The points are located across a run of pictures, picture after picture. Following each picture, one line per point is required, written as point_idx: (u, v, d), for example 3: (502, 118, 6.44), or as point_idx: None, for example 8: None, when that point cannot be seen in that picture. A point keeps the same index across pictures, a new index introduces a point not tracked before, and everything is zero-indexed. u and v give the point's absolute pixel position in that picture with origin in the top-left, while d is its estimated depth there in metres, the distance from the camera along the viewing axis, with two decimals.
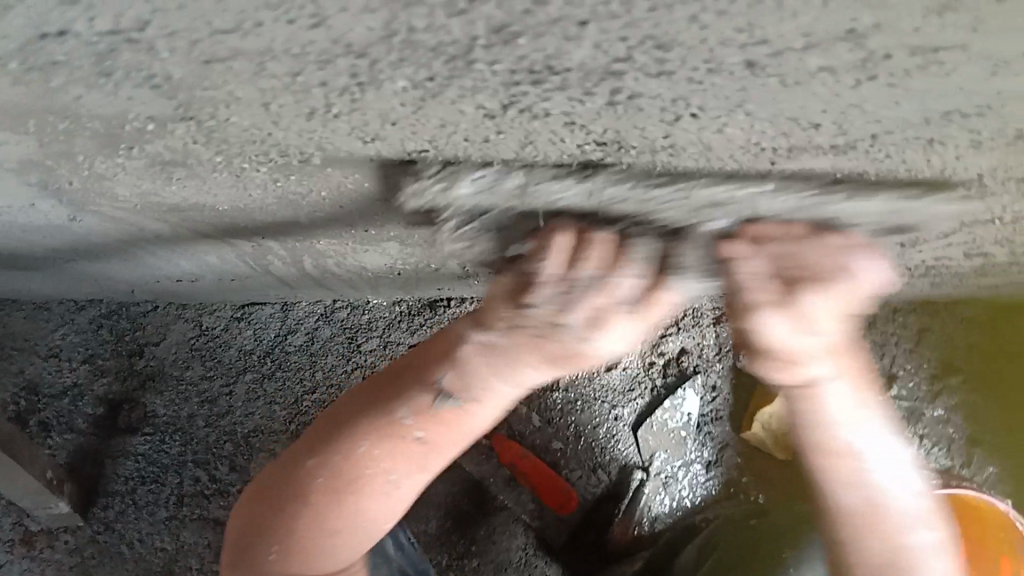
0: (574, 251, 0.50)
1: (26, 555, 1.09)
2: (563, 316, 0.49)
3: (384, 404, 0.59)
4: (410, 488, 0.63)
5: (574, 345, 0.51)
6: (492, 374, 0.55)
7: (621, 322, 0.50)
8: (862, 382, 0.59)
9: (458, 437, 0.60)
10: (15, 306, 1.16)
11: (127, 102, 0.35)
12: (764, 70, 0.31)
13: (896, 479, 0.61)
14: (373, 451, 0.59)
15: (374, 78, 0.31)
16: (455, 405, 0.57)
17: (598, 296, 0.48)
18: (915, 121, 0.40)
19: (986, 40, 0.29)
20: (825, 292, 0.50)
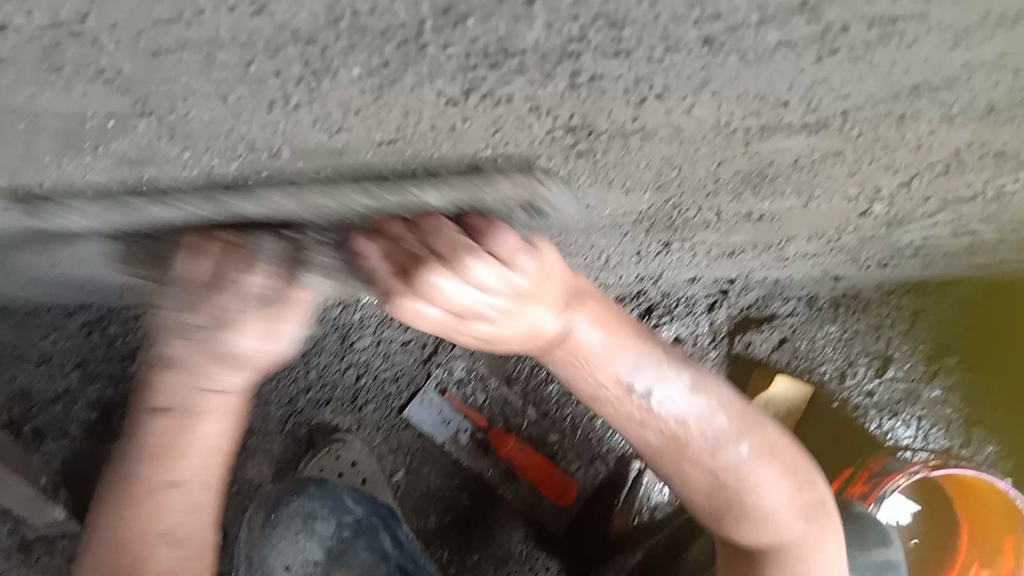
0: (250, 259, 0.55)
1: (25, 562, 1.10)
2: (225, 331, 0.54)
3: (134, 450, 0.59)
4: (184, 514, 0.61)
5: (223, 347, 0.55)
6: (192, 381, 0.57)
7: (252, 328, 0.55)
8: (603, 322, 0.57)
9: (198, 446, 0.60)
10: (6, 312, 1.13)
11: (82, 98, 0.34)
12: (722, 46, 0.31)
13: (679, 401, 0.59)
14: (133, 494, 0.59)
15: (327, 67, 0.31)
16: (179, 419, 0.58)
17: (239, 299, 0.54)
18: (884, 96, 0.40)
19: (943, 8, 0.29)
20: (452, 273, 0.49)
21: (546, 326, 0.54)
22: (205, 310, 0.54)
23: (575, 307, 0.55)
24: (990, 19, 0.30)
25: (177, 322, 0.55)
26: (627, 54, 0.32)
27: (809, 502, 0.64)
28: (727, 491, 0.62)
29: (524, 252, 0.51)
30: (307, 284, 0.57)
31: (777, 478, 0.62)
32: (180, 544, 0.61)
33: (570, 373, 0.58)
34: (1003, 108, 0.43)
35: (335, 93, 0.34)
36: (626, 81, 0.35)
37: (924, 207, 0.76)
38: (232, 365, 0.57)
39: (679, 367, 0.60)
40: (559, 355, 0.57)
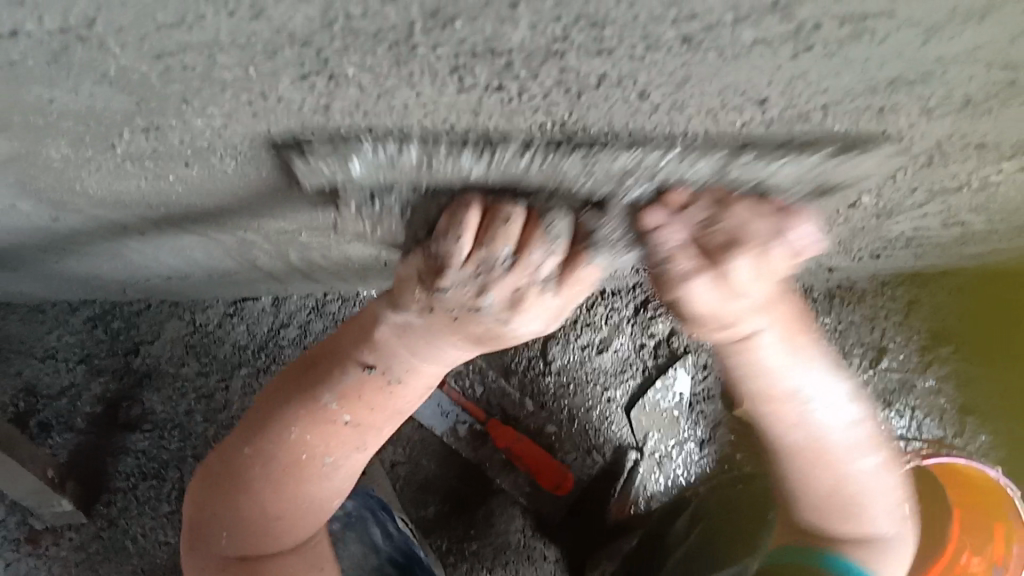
0: (513, 237, 0.47)
1: (32, 553, 1.11)
2: (506, 311, 0.49)
3: (354, 398, 0.57)
4: (350, 454, 0.61)
5: (493, 325, 0.50)
6: (414, 360, 0.55)
7: (536, 308, 0.50)
8: (795, 335, 0.57)
9: (390, 409, 0.59)
10: (10, 308, 1.15)
11: (88, 96, 0.36)
12: (700, 45, 0.32)
13: (833, 409, 0.61)
14: (309, 433, 0.58)
15: (323, 67, 0.32)
16: (381, 382, 0.56)
17: (522, 279, 0.47)
18: (862, 90, 0.41)
19: (909, 8, 0.30)
20: (752, 257, 0.47)
21: (745, 325, 0.53)
22: (498, 292, 0.48)
23: (773, 311, 0.54)
24: (956, 17, 0.32)
25: (441, 301, 0.49)
26: (611, 53, 0.33)
27: (899, 511, 0.68)
28: (836, 494, 0.65)
29: (784, 245, 0.48)
30: (597, 263, 0.50)
31: (886, 478, 0.66)
32: (337, 474, 0.62)
33: (748, 376, 0.58)
34: (979, 102, 0.45)
35: (329, 93, 0.36)
36: (612, 79, 0.36)
37: (912, 198, 0.77)
38: (467, 342, 0.53)
39: (834, 374, 0.61)
40: (744, 357, 0.56)
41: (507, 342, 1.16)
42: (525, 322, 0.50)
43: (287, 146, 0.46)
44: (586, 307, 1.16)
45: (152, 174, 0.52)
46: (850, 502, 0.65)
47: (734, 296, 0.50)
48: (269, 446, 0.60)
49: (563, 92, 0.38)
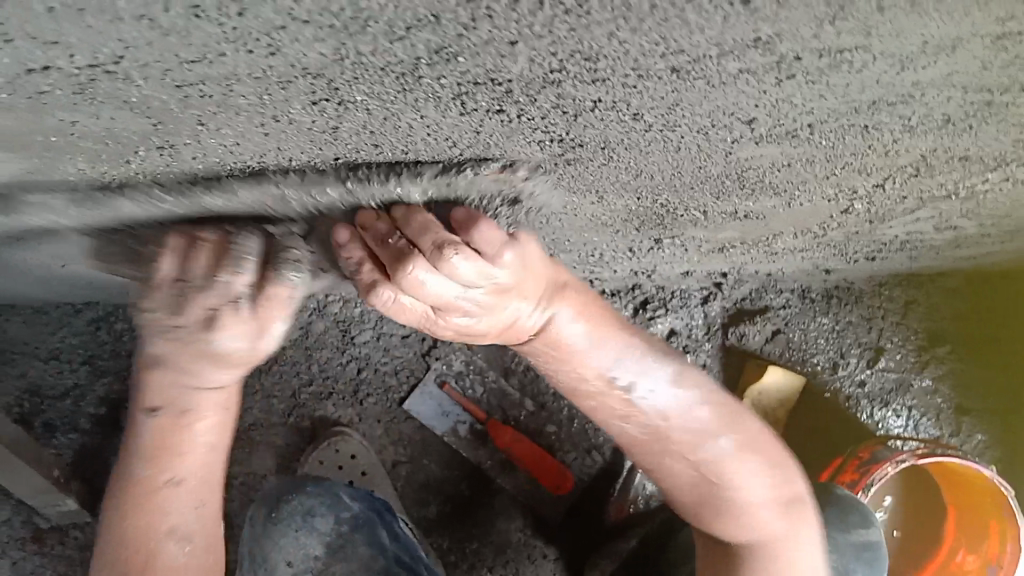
0: (213, 255, 0.52)
1: (38, 551, 1.14)
2: (207, 330, 0.53)
3: (163, 423, 0.62)
4: (184, 509, 0.65)
5: (209, 347, 0.55)
6: (185, 381, 0.59)
7: (238, 326, 0.54)
8: (592, 320, 0.62)
9: (201, 446, 0.64)
10: (14, 311, 1.17)
11: (108, 120, 0.38)
12: (688, 75, 0.34)
13: (658, 393, 0.64)
14: (150, 458, 0.63)
15: (335, 96, 0.35)
16: (171, 409, 0.61)
17: (215, 298, 0.52)
18: (846, 110, 0.43)
19: (882, 42, 0.32)
20: (429, 266, 0.49)
21: (528, 320, 0.59)
22: (191, 312, 0.52)
23: (556, 303, 0.59)
24: (928, 49, 0.34)
25: (154, 323, 0.54)
26: (605, 81, 0.35)
27: (781, 497, 0.69)
28: (702, 486, 0.67)
29: (469, 254, 0.49)
30: (293, 280, 0.55)
31: (745, 466, 0.67)
32: (184, 532, 0.66)
33: (557, 365, 0.63)
34: (960, 120, 0.46)
35: (336, 117, 0.38)
36: (606, 103, 0.38)
37: (904, 205, 0.79)
38: (223, 365, 0.57)
39: (651, 358, 0.64)
40: (550, 347, 0.61)
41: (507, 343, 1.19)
42: (235, 334, 0.54)
43: (293, 160, 0.48)
44: None
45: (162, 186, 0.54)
46: (716, 492, 0.67)
47: (448, 315, 0.55)
48: (128, 487, 0.64)
49: (560, 115, 0.40)
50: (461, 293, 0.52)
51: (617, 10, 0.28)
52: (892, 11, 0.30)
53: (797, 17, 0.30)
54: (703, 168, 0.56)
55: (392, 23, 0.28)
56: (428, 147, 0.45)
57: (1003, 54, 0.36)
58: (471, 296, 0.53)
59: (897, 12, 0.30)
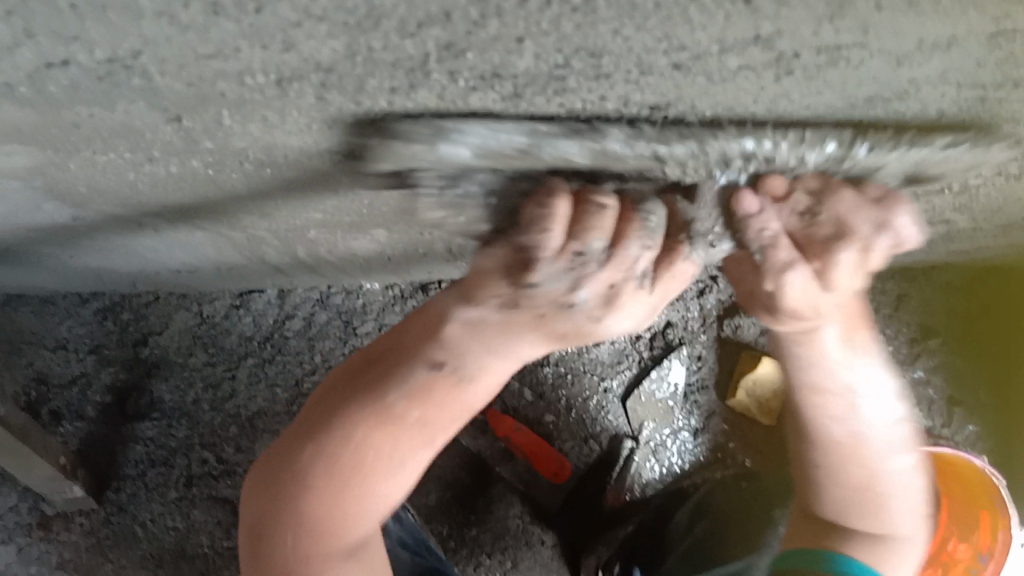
0: (572, 222, 0.48)
1: (45, 538, 1.15)
2: (601, 308, 0.51)
3: (423, 395, 0.56)
4: (410, 456, 0.58)
5: (583, 322, 0.52)
6: (483, 359, 0.55)
7: (630, 301, 0.51)
8: (854, 330, 0.62)
9: (465, 402, 0.58)
10: (23, 300, 1.19)
11: (125, 114, 0.39)
12: (689, 71, 0.35)
13: (880, 402, 0.67)
14: (373, 434, 0.56)
15: (345, 91, 0.36)
16: (451, 382, 0.56)
17: (617, 274, 0.49)
18: (843, 105, 0.44)
19: (879, 39, 0.33)
20: (852, 251, 0.52)
21: (829, 313, 0.58)
22: (592, 288, 0.49)
23: (849, 303, 0.60)
24: (924, 46, 0.35)
25: (532, 296, 0.50)
26: (606, 78, 0.36)
27: (918, 513, 0.73)
28: (872, 492, 0.69)
29: (890, 241, 0.53)
30: (694, 257, 0.53)
31: (914, 480, 0.71)
32: (399, 475, 0.59)
33: (807, 360, 0.63)
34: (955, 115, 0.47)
35: (345, 111, 0.39)
36: (608, 99, 0.39)
37: None
38: (545, 331, 0.53)
39: (886, 374, 0.67)
40: (797, 346, 0.62)
41: None
42: (621, 317, 0.52)
43: (297, 151, 0.48)
44: None
45: (172, 178, 0.55)
46: (884, 499, 0.69)
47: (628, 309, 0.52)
48: (327, 453, 0.58)
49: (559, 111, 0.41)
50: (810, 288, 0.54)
51: (622, 9, 0.29)
52: (890, 10, 0.31)
53: (796, 15, 0.31)
54: None
55: (404, 21, 0.29)
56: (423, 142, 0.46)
57: (997, 51, 0.37)
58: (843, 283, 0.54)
59: (894, 12, 0.31)
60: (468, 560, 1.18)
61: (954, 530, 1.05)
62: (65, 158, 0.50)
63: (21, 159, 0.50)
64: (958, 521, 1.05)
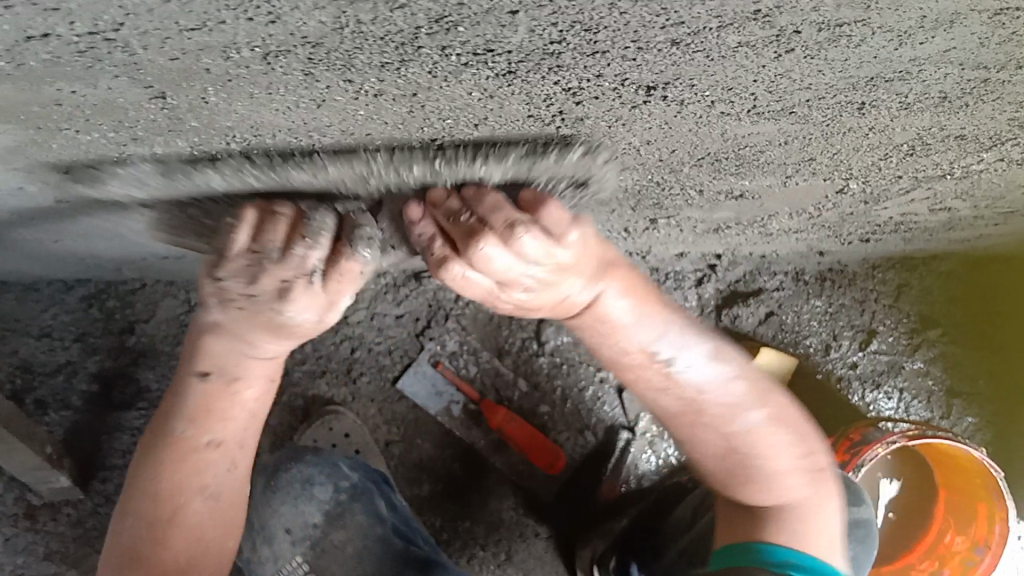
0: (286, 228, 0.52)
1: (30, 528, 1.14)
2: (278, 301, 0.52)
3: (205, 412, 0.60)
4: (216, 476, 0.63)
5: (272, 317, 0.53)
6: (247, 356, 0.58)
7: (307, 297, 0.53)
8: (640, 299, 0.62)
9: (237, 419, 0.62)
10: (6, 287, 1.17)
11: (108, 90, 0.38)
12: (688, 49, 0.35)
13: (697, 366, 0.64)
14: (184, 457, 0.61)
15: (334, 67, 0.35)
16: (222, 386, 0.60)
17: (289, 271, 0.51)
18: (844, 86, 0.43)
19: (881, 16, 0.33)
20: (497, 242, 0.49)
21: (578, 297, 0.58)
22: (265, 282, 0.51)
23: (605, 277, 0.59)
24: (926, 24, 0.34)
25: (227, 293, 0.52)
26: (603, 55, 0.35)
27: (805, 472, 0.68)
28: (736, 454, 0.66)
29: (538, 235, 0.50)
30: (362, 256, 0.54)
31: (779, 437, 0.67)
32: (212, 500, 0.63)
33: (602, 338, 0.63)
34: (956, 98, 0.47)
35: (335, 88, 0.38)
36: (605, 78, 0.38)
37: (899, 185, 0.79)
38: (280, 334, 0.56)
39: (693, 333, 0.65)
40: (583, 327, 0.62)
41: (502, 325, 1.19)
42: (311, 303, 0.53)
43: (286, 131, 0.47)
44: None
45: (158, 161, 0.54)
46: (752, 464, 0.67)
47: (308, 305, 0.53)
48: (145, 489, 0.61)
49: (557, 90, 0.40)
50: (510, 272, 0.51)
51: None
52: None
53: None
54: (703, 147, 0.56)
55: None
56: (421, 122, 0.45)
57: (1000, 30, 0.36)
58: (523, 266, 0.51)
59: None
60: (461, 551, 1.18)
61: None
62: (46, 138, 0.48)
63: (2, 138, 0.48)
64: None
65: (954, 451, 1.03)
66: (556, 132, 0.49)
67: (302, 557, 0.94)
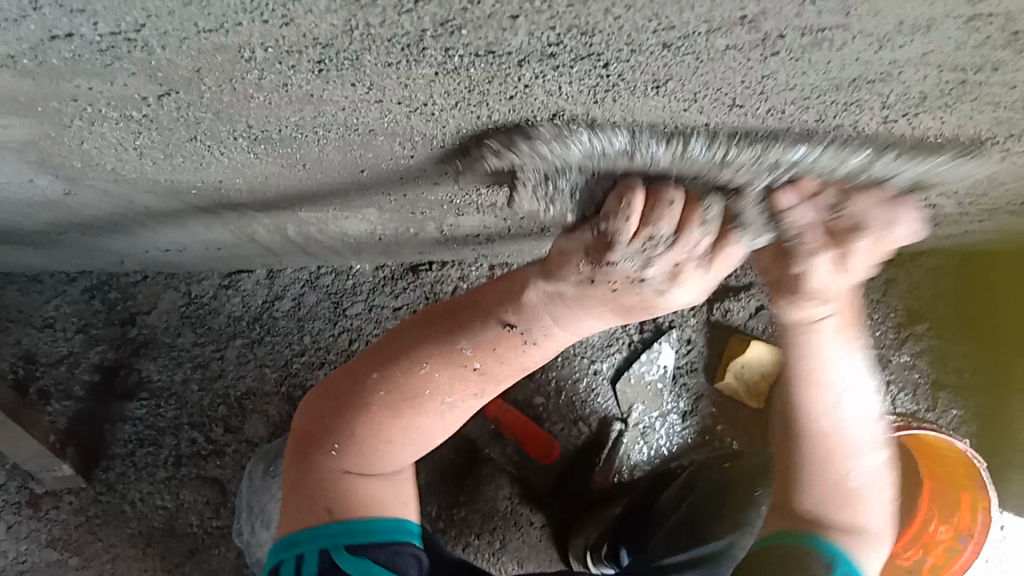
0: (643, 214, 0.53)
1: (33, 516, 1.15)
2: (665, 282, 0.55)
3: (485, 349, 0.62)
4: (461, 404, 0.66)
5: (648, 295, 0.56)
6: (556, 312, 0.59)
7: (692, 275, 0.55)
8: (852, 329, 0.64)
9: (510, 368, 0.64)
10: (9, 278, 1.18)
11: (124, 87, 0.40)
12: (678, 51, 0.37)
13: (858, 399, 0.68)
14: (434, 377, 0.63)
15: (341, 66, 0.36)
16: (518, 340, 0.61)
17: (682, 253, 0.53)
18: (827, 87, 0.45)
19: (860, 21, 0.35)
20: (872, 237, 0.53)
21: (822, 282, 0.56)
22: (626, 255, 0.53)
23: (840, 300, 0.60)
24: (904, 30, 0.36)
25: (606, 272, 0.54)
26: (597, 57, 0.37)
27: (886, 513, 0.71)
28: (847, 484, 0.68)
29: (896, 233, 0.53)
30: (743, 243, 0.55)
31: (884, 481, 0.70)
32: (443, 417, 0.67)
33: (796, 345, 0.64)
34: (935, 98, 0.49)
35: (339, 86, 0.40)
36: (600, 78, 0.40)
37: None
38: (624, 309, 0.58)
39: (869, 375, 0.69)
40: (803, 341, 0.63)
41: None
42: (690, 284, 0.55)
43: (289, 127, 0.49)
44: None
45: (166, 155, 0.56)
46: (853, 496, 0.69)
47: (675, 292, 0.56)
48: (372, 376, 0.65)
49: (553, 91, 0.42)
50: (858, 267, 0.55)
51: None
52: None
53: None
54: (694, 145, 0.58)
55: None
56: (420, 120, 0.47)
57: (975, 34, 0.38)
58: (876, 253, 0.54)
59: None
60: (457, 539, 1.19)
61: (935, 510, 1.09)
62: (59, 132, 0.50)
63: (15, 132, 0.50)
64: (938, 501, 1.10)
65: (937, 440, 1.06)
66: (553, 129, 0.51)
67: None
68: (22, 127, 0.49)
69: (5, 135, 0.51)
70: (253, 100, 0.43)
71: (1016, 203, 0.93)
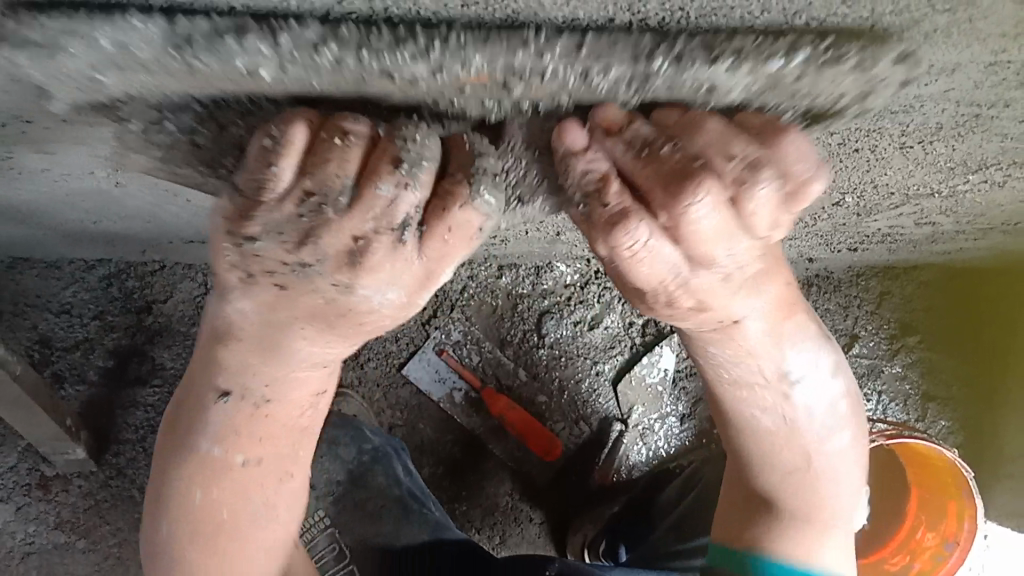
0: (313, 159, 0.44)
1: (43, 498, 1.18)
2: (345, 270, 0.47)
3: (246, 437, 0.58)
4: (236, 504, 0.61)
5: (335, 292, 0.48)
6: (254, 391, 0.56)
7: (376, 277, 0.48)
8: (783, 321, 0.62)
9: (276, 434, 0.59)
10: (28, 263, 1.21)
11: (220, 92, 0.44)
12: (730, 78, 0.42)
13: (808, 388, 0.66)
14: (179, 518, 0.62)
15: (435, 73, 0.42)
16: (247, 403, 0.57)
17: (365, 220, 0.45)
18: (854, 115, 0.49)
19: (895, 61, 0.40)
20: (721, 201, 0.45)
21: (736, 308, 0.57)
22: (330, 240, 0.45)
23: (763, 292, 0.59)
24: (930, 69, 0.41)
25: (261, 260, 0.47)
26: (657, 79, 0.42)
27: (859, 484, 0.74)
28: (810, 474, 0.70)
29: (774, 185, 0.45)
30: (479, 207, 0.49)
31: (852, 459, 0.72)
32: (248, 522, 0.63)
33: (730, 352, 0.62)
34: (949, 128, 0.53)
35: (433, 89, 0.45)
36: (650, 102, 0.46)
37: (889, 201, 0.85)
38: (345, 323, 0.51)
39: (818, 357, 0.66)
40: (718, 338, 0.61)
41: (504, 316, 1.25)
42: (738, 294, 0.56)
43: None
44: (579, 285, 1.26)
45: None
46: (816, 485, 0.71)
47: (381, 287, 0.48)
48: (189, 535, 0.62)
49: (608, 112, 0.48)
50: (733, 246, 0.48)
51: None
52: (909, 39, 0.37)
53: None
54: None
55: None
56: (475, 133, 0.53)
57: (993, 77, 0.43)
58: (737, 249, 0.49)
59: (912, 40, 0.37)
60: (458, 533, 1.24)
61: (923, 518, 1.15)
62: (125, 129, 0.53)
63: (87, 128, 0.53)
64: (927, 509, 1.15)
65: (929, 449, 1.10)
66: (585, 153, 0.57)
67: (323, 511, 1.01)
68: (91, 123, 0.52)
69: (75, 131, 0.54)
70: (332, 104, 0.47)
71: (1009, 224, 0.98)
